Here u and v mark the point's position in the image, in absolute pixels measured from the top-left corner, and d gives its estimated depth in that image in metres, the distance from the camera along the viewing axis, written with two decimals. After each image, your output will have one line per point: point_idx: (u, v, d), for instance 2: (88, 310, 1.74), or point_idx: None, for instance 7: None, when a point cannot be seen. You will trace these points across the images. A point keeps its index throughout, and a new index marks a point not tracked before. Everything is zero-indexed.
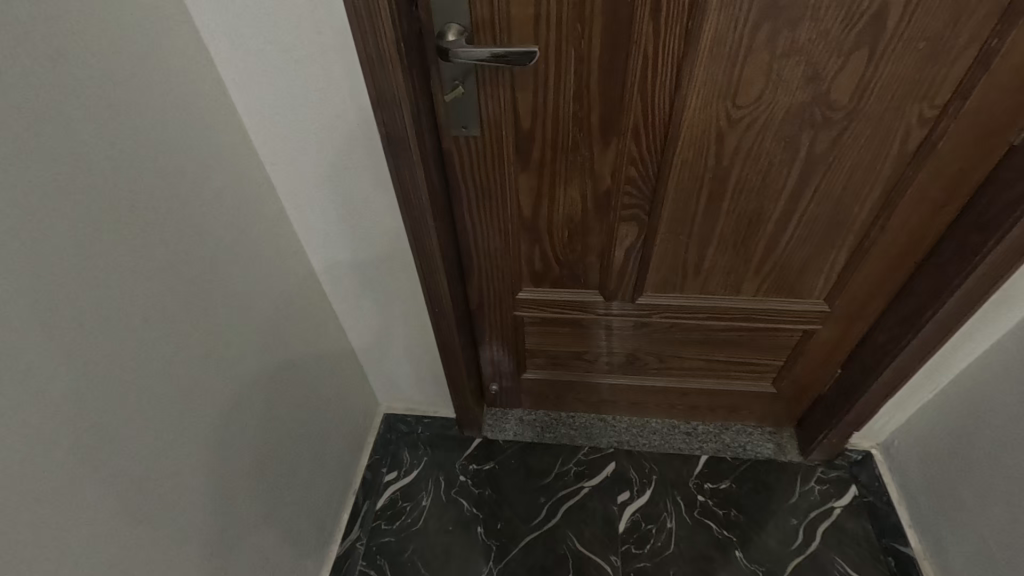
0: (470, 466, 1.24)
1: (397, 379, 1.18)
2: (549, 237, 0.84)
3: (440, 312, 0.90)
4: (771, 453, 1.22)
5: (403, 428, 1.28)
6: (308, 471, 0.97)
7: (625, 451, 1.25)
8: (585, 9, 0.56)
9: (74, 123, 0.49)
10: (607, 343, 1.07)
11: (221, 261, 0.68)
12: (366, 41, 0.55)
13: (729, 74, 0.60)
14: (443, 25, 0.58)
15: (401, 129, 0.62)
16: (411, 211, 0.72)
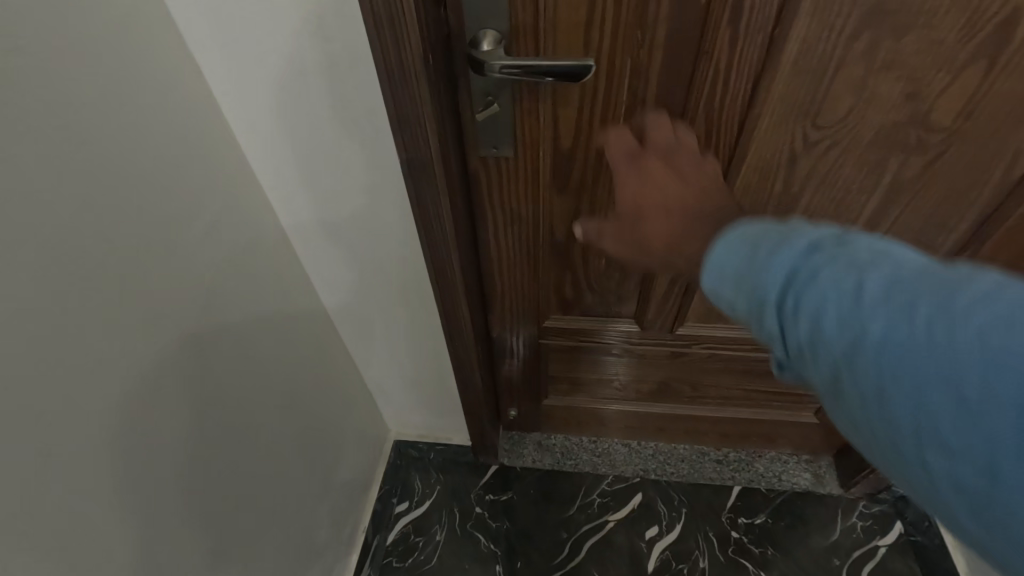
0: (486, 497, 1.16)
1: (408, 404, 1.10)
2: (584, 262, 0.75)
3: (460, 344, 0.81)
4: (808, 485, 1.14)
5: (413, 454, 1.20)
6: (314, 513, 0.90)
7: (652, 481, 1.17)
8: (647, 14, 0.47)
9: (38, 164, 0.41)
10: (637, 371, 0.99)
11: (212, 301, 0.60)
12: (386, 50, 0.46)
13: (811, 94, 0.52)
14: (476, 30, 0.49)
15: (423, 151, 0.53)
16: (433, 241, 0.63)
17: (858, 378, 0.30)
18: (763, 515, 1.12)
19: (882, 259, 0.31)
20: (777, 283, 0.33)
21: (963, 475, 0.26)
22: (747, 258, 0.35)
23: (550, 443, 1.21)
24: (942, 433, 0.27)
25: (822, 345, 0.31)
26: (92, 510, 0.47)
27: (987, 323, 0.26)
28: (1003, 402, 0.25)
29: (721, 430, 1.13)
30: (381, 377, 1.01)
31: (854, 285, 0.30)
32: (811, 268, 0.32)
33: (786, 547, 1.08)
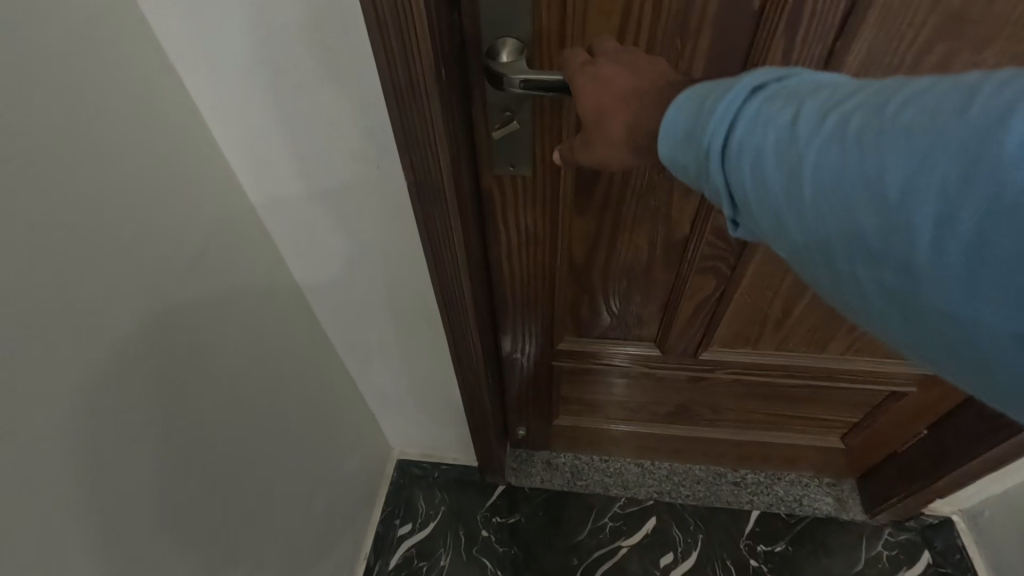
0: (493, 519, 1.12)
1: (413, 423, 1.05)
2: (604, 285, 0.71)
3: (470, 369, 0.77)
4: (830, 510, 1.09)
5: (417, 473, 1.15)
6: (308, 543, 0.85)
7: (666, 504, 1.12)
8: (690, 21, 0.45)
9: (11, 174, 0.37)
10: (655, 393, 0.93)
11: (195, 334, 0.55)
12: (395, 68, 0.41)
13: None
14: (493, 39, 0.45)
15: (435, 175, 0.49)
16: (442, 267, 0.59)
17: (796, 205, 0.28)
18: (784, 543, 1.07)
19: (820, 89, 0.29)
20: (721, 130, 0.31)
21: (898, 286, 0.26)
22: (682, 113, 0.33)
23: (559, 462, 1.16)
24: (877, 250, 0.26)
25: (760, 188, 0.30)
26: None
27: (920, 129, 0.24)
28: (934, 208, 0.24)
29: (741, 452, 1.07)
30: (384, 395, 0.97)
31: (792, 119, 0.29)
32: (748, 105, 0.30)
33: None
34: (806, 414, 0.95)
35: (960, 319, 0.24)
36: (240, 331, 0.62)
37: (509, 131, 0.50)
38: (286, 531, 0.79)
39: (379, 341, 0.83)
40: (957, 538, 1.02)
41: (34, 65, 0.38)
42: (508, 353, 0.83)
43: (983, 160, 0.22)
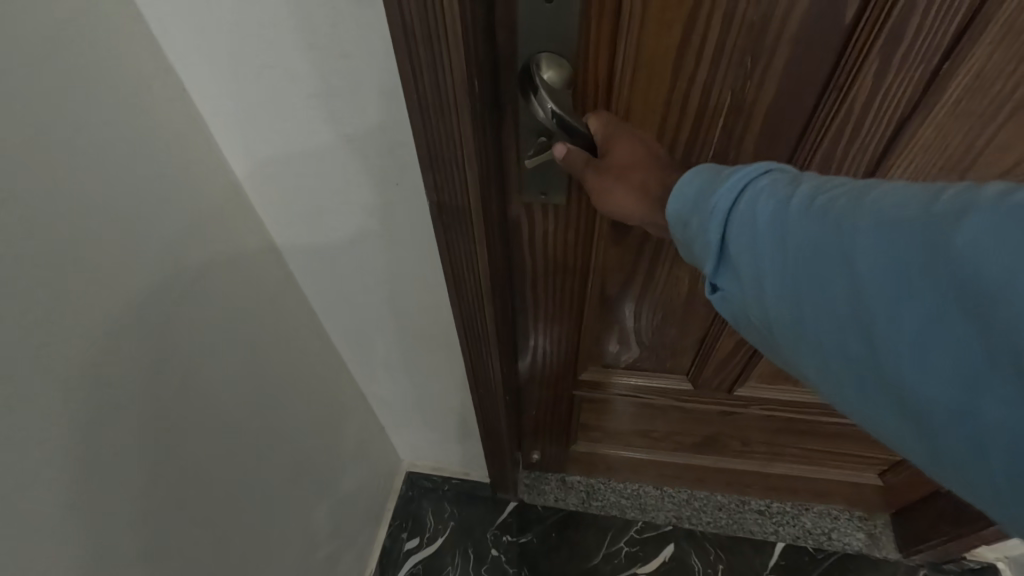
0: (504, 537, 1.08)
1: (425, 436, 1.01)
2: (635, 315, 0.66)
3: (487, 395, 0.72)
4: (861, 547, 1.02)
5: (426, 485, 1.11)
6: (309, 562, 0.81)
7: (685, 531, 1.06)
8: (764, 39, 0.40)
9: None
10: (683, 425, 0.88)
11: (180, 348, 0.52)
12: (421, 80, 0.37)
13: (962, 146, 0.45)
14: (528, 55, 0.40)
15: (460, 198, 0.44)
16: (463, 292, 0.54)
17: (775, 270, 0.30)
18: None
19: (817, 178, 0.31)
20: (723, 202, 0.33)
21: (858, 353, 0.27)
22: (697, 180, 0.35)
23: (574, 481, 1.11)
24: (843, 318, 0.27)
25: (750, 252, 0.31)
26: None
27: (891, 219, 0.26)
28: (908, 298, 0.25)
29: (770, 485, 1.02)
30: (396, 408, 0.93)
31: (787, 197, 0.30)
32: (758, 187, 0.32)
33: None
34: (845, 450, 0.89)
35: (911, 384, 0.25)
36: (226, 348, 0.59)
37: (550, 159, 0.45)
38: (283, 554, 0.74)
39: (393, 355, 0.79)
40: None
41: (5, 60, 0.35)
42: (525, 381, 0.79)
43: (939, 249, 0.24)
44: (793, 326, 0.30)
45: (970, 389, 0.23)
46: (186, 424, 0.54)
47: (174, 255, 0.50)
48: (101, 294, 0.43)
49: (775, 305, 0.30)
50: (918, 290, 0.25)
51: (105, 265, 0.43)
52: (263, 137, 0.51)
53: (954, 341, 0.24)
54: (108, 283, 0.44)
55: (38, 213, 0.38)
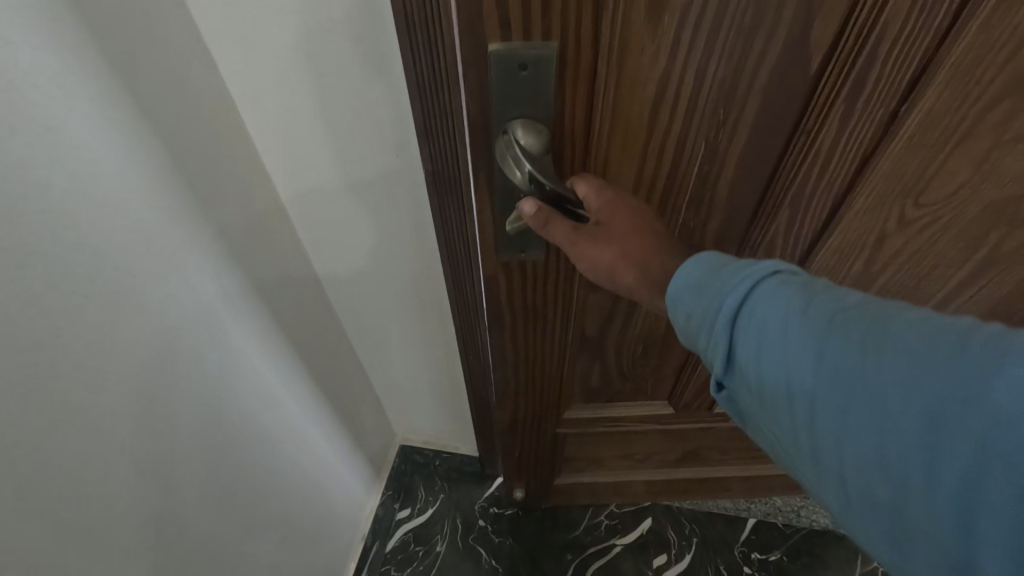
0: (490, 510, 1.14)
1: (416, 411, 1.06)
2: (614, 345, 0.70)
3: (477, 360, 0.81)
4: (829, 523, 1.09)
5: (419, 460, 1.14)
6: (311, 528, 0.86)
7: (663, 506, 1.13)
8: (734, 95, 0.46)
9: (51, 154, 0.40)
10: (664, 443, 0.94)
11: (223, 313, 0.58)
12: (418, 61, 0.46)
13: (919, 173, 0.53)
14: (502, 123, 0.45)
15: (450, 167, 0.53)
16: (452, 239, 0.61)
17: (801, 380, 0.33)
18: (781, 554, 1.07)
19: (831, 292, 0.35)
20: (738, 301, 0.36)
21: (886, 489, 0.30)
22: (709, 272, 0.39)
23: None
24: (859, 446, 0.31)
25: (772, 357, 0.34)
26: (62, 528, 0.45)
27: (918, 354, 0.29)
28: (938, 431, 0.28)
29: (748, 485, 1.05)
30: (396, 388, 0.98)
31: (807, 311, 0.34)
32: (773, 291, 0.35)
33: None
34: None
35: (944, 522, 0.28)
36: (252, 326, 0.63)
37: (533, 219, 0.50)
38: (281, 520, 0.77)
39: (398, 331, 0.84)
40: None
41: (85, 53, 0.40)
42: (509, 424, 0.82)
43: (968, 390, 0.27)
44: (818, 438, 0.33)
45: (1005, 533, 0.26)
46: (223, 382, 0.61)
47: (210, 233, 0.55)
48: (156, 262, 0.50)
49: (793, 419, 0.34)
50: (950, 426, 0.28)
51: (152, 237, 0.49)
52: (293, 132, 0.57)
53: (983, 481, 0.26)
54: (150, 254, 0.49)
55: (109, 188, 0.44)
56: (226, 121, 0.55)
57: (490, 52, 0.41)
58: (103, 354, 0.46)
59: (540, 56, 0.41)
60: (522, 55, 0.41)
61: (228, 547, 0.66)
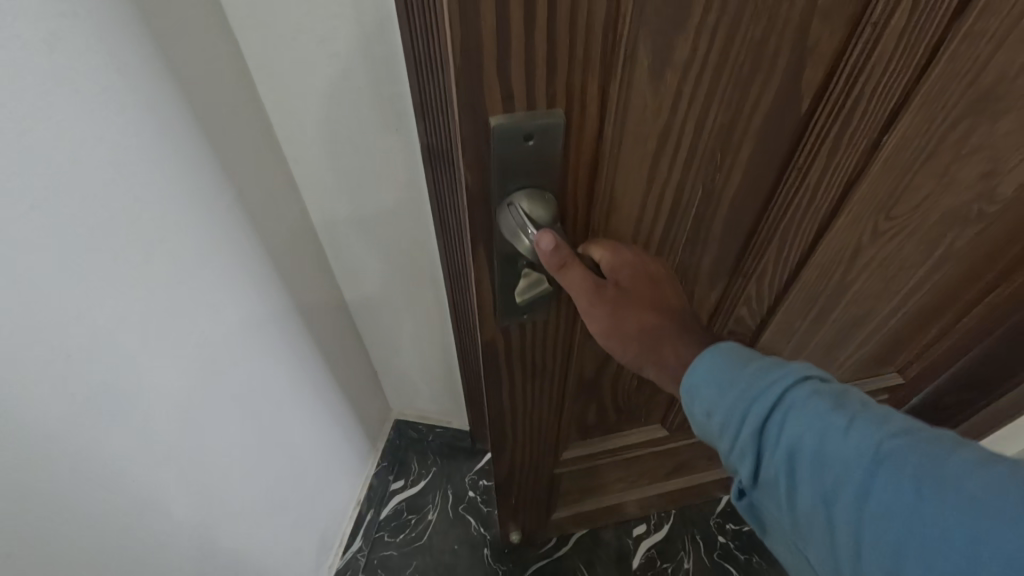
0: (480, 482, 1.21)
1: (412, 384, 1.14)
2: (610, 386, 0.77)
3: (465, 320, 0.91)
4: None
5: (413, 435, 1.21)
6: (310, 471, 0.93)
7: None
8: (729, 139, 0.49)
9: (102, 117, 0.47)
10: (655, 463, 1.00)
11: (235, 268, 0.66)
12: (412, 41, 0.54)
13: (891, 189, 0.59)
14: (509, 202, 0.46)
15: (440, 138, 0.62)
16: (439, 191, 0.69)
17: (839, 500, 0.38)
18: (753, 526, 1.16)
19: (870, 413, 0.39)
20: (773, 410, 0.41)
21: None
22: (748, 378, 0.43)
23: None
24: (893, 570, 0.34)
25: (810, 472, 0.39)
26: (88, 441, 0.52)
27: (950, 494, 0.33)
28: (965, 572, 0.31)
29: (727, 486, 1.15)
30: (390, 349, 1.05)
31: (843, 431, 0.38)
32: (807, 405, 0.40)
33: (768, 555, 1.12)
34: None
35: None
36: (260, 270, 0.71)
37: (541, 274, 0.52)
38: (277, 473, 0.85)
39: (396, 298, 0.93)
40: None
41: (132, 33, 0.48)
42: (507, 472, 0.85)
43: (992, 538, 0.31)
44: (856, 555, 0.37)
45: None
46: (235, 330, 0.69)
47: (225, 196, 0.62)
48: (180, 219, 0.57)
49: (835, 536, 0.38)
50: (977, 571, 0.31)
51: (178, 197, 0.56)
52: (300, 99, 0.64)
53: None
54: (177, 211, 0.56)
55: (149, 149, 0.52)
56: (246, 95, 0.62)
57: (493, 129, 0.42)
58: (137, 287, 0.54)
59: (544, 129, 0.43)
60: (525, 128, 0.42)
61: (232, 475, 0.75)
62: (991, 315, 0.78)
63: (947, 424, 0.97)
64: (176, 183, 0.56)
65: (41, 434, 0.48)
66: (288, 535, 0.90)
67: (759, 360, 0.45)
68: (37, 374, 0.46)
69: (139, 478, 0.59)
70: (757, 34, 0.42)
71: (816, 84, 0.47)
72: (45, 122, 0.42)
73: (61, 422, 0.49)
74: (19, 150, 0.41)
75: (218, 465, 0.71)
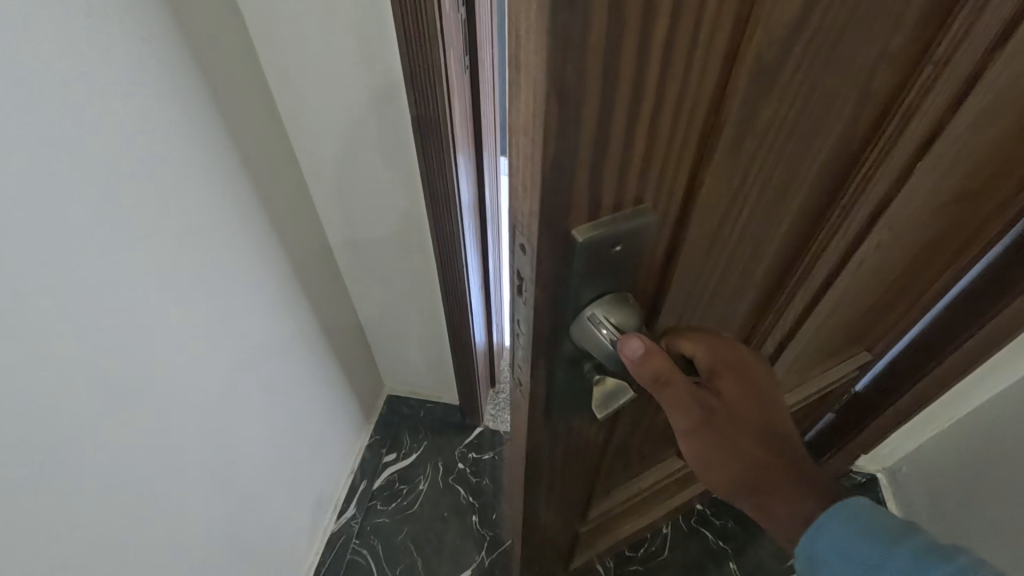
0: (469, 455, 1.28)
1: (405, 360, 1.21)
2: (635, 439, 0.73)
3: (454, 293, 0.96)
4: None
5: (405, 411, 1.29)
6: (305, 433, 0.99)
7: None
8: (785, 194, 0.45)
9: (131, 100, 0.53)
10: (668, 485, 0.98)
11: (244, 240, 0.73)
12: (405, 25, 0.59)
13: (899, 209, 0.58)
14: (592, 313, 0.39)
15: (432, 114, 0.67)
16: (428, 161, 0.74)
17: None
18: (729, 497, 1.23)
19: None
20: None
21: None
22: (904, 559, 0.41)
23: None
24: None
25: None
26: (119, 392, 0.59)
27: None
28: None
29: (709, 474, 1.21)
30: (382, 318, 1.10)
31: None
32: None
33: (744, 521, 1.21)
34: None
35: None
36: (263, 233, 0.77)
37: (615, 381, 0.45)
38: (280, 435, 0.91)
39: (390, 274, 1.00)
40: (880, 492, 1.21)
41: (159, 29, 0.54)
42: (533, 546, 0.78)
43: None
44: None
45: None
46: (240, 298, 0.75)
47: (234, 172, 0.69)
48: (194, 193, 0.63)
49: None
50: None
51: (193, 175, 0.63)
52: (302, 76, 0.70)
53: None
54: (193, 186, 0.63)
55: (169, 132, 0.58)
56: (250, 79, 0.68)
57: (581, 245, 0.34)
58: (158, 251, 0.60)
59: (629, 227, 0.35)
60: (613, 234, 0.35)
61: (241, 435, 0.81)
62: (945, 287, 0.82)
63: (902, 390, 1.02)
64: (186, 151, 0.61)
65: (68, 382, 0.53)
66: (287, 494, 0.96)
67: (893, 531, 0.43)
68: (84, 324, 0.53)
69: (150, 433, 0.64)
70: (833, 86, 0.37)
71: (866, 124, 0.44)
72: (82, 102, 0.49)
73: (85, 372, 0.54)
74: (64, 122, 0.48)
75: (222, 423, 0.76)
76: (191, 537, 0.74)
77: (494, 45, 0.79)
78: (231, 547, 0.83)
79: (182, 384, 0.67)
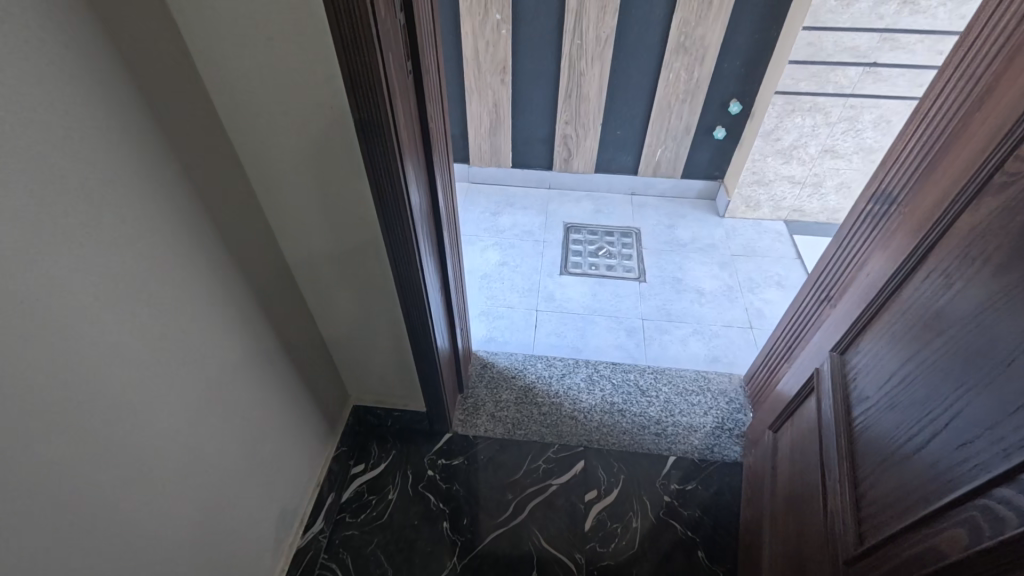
0: (438, 461, 1.29)
1: (370, 370, 1.21)
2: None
3: (411, 297, 0.96)
4: (736, 456, 1.30)
5: (371, 419, 1.32)
6: (266, 443, 0.97)
7: (594, 450, 1.32)
8: None
9: (67, 117, 0.53)
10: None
11: (195, 255, 0.73)
12: (340, 27, 0.58)
13: None
14: None
15: (375, 116, 0.67)
16: (374, 161, 0.73)
17: None
18: (761, 543, 1.05)
19: None
20: None
21: None
22: None
23: (503, 415, 1.37)
24: None
25: None
26: (73, 413, 0.58)
27: None
28: None
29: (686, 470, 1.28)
30: (345, 328, 1.10)
31: None
32: None
33: (710, 509, 1.22)
34: (799, 531, 0.90)
35: None
36: (210, 244, 0.76)
37: None
38: (241, 449, 0.90)
39: (348, 283, 0.99)
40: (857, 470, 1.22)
41: (92, 45, 0.54)
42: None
43: None
44: None
45: None
46: (198, 309, 0.75)
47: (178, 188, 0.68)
48: (138, 209, 0.63)
49: None
50: None
51: (136, 191, 0.62)
52: (244, 90, 0.70)
53: None
54: (136, 203, 0.62)
55: (107, 148, 0.58)
56: (188, 97, 0.68)
57: None
58: (105, 267, 0.60)
59: None
60: None
61: (203, 452, 0.80)
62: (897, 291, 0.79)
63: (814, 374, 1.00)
64: (123, 157, 0.60)
65: (7, 398, 0.50)
66: (251, 507, 0.95)
67: None
68: (34, 342, 0.53)
69: (100, 450, 0.62)
70: None
71: None
72: (17, 119, 0.48)
73: (28, 385, 0.52)
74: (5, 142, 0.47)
75: (179, 439, 0.74)
76: (155, 558, 0.72)
77: (438, 51, 0.81)
78: (194, 566, 0.81)
79: (138, 404, 0.66)
